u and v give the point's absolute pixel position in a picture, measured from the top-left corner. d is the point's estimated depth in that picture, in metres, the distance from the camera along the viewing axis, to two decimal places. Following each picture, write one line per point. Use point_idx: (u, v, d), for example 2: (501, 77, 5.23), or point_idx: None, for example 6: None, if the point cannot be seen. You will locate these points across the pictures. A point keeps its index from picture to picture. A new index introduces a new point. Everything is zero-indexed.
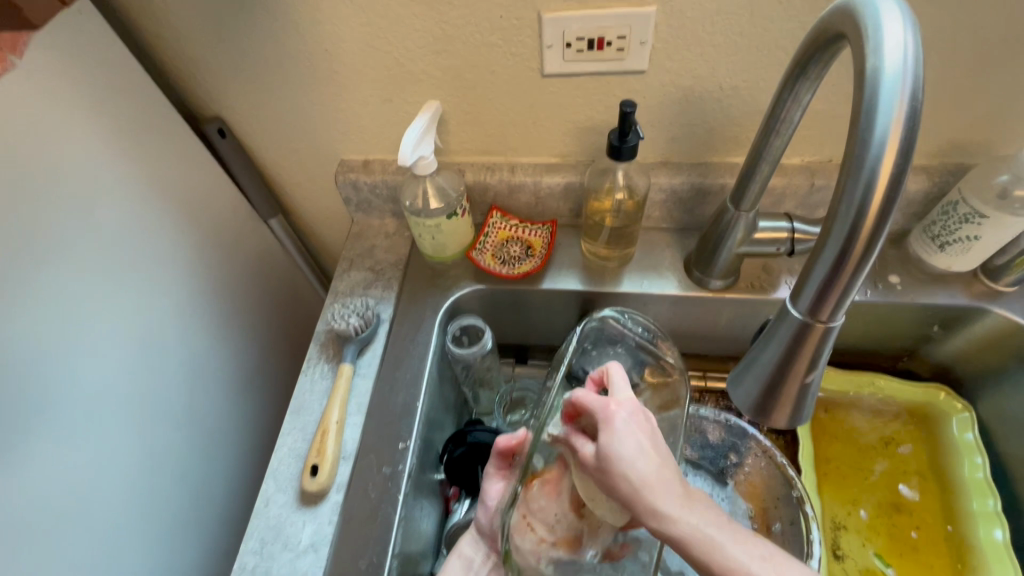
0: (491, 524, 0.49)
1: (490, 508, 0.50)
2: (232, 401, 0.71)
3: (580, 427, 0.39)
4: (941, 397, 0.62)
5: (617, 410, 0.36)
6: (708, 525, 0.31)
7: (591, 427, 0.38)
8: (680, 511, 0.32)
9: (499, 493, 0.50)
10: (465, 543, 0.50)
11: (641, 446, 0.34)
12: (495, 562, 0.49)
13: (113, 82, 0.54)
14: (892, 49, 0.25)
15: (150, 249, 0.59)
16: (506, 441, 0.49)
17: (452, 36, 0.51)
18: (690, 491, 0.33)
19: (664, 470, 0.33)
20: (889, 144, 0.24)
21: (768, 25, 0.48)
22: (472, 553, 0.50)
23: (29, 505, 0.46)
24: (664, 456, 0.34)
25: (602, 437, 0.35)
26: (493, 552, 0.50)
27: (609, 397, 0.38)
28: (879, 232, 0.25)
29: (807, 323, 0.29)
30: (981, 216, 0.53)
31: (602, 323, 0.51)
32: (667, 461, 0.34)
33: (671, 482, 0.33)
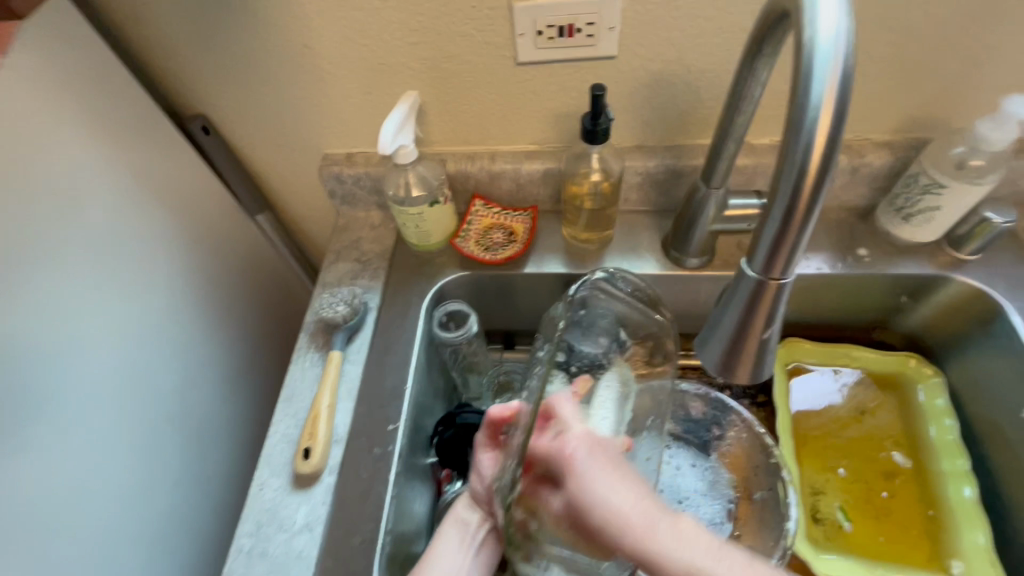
0: (486, 490, 0.51)
1: (484, 476, 0.52)
2: (223, 394, 0.73)
3: (541, 479, 0.40)
4: (912, 364, 0.65)
5: (575, 452, 0.38)
6: (686, 544, 0.34)
7: (552, 476, 0.40)
8: (657, 533, 0.35)
9: (491, 463, 0.52)
10: (461, 507, 0.52)
11: (610, 482, 0.37)
12: (490, 528, 0.51)
13: (96, 82, 0.55)
14: (826, 19, 0.27)
15: (139, 245, 0.60)
16: (500, 411, 0.52)
17: (427, 27, 0.53)
18: (660, 510, 0.36)
19: (638, 501, 0.36)
20: (824, 108, 0.26)
21: (730, 8, 0.50)
22: (467, 515, 0.52)
23: (27, 495, 0.47)
24: (636, 486, 0.37)
25: (573, 487, 0.37)
26: (489, 517, 0.51)
27: (564, 441, 0.39)
28: (820, 190, 0.27)
29: (762, 281, 0.31)
30: (941, 186, 0.55)
31: (601, 286, 0.50)
32: (637, 489, 0.37)
33: (646, 509, 0.36)
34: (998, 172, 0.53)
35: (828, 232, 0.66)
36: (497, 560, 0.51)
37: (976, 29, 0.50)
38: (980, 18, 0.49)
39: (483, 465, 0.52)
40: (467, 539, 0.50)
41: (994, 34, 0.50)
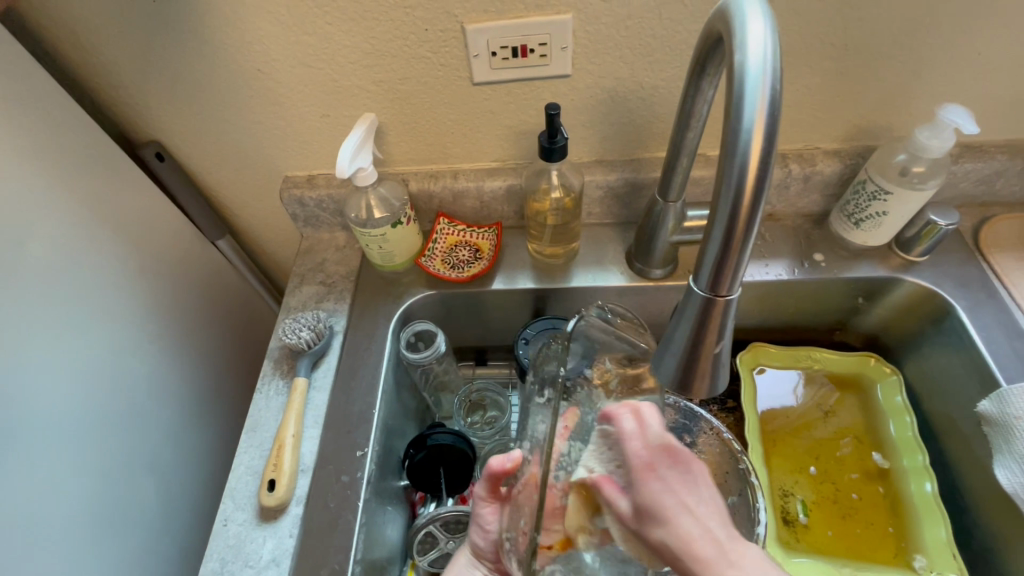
0: (488, 547, 0.50)
1: (487, 532, 0.50)
2: (186, 425, 0.70)
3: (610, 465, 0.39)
4: (871, 363, 0.67)
5: (635, 445, 0.38)
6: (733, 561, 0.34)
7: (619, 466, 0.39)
8: (707, 549, 0.34)
9: (491, 517, 0.50)
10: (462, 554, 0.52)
11: (676, 489, 0.36)
12: None
13: (42, 113, 0.53)
14: (754, 45, 0.28)
15: (91, 276, 0.58)
16: (500, 463, 0.47)
17: (381, 50, 0.53)
18: (715, 532, 0.35)
19: (695, 513, 0.35)
20: (756, 131, 0.27)
21: (677, 27, 0.51)
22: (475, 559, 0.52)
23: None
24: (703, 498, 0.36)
25: (639, 481, 0.37)
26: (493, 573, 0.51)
27: (632, 435, 0.39)
28: (757, 210, 0.28)
29: (711, 298, 0.31)
30: (886, 192, 0.57)
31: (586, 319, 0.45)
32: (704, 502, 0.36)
33: (701, 524, 0.35)
34: (939, 177, 0.55)
35: (785, 239, 0.68)
36: None
37: (913, 42, 0.52)
38: (915, 33, 0.52)
39: (485, 519, 0.50)
40: None
41: (929, 47, 0.53)
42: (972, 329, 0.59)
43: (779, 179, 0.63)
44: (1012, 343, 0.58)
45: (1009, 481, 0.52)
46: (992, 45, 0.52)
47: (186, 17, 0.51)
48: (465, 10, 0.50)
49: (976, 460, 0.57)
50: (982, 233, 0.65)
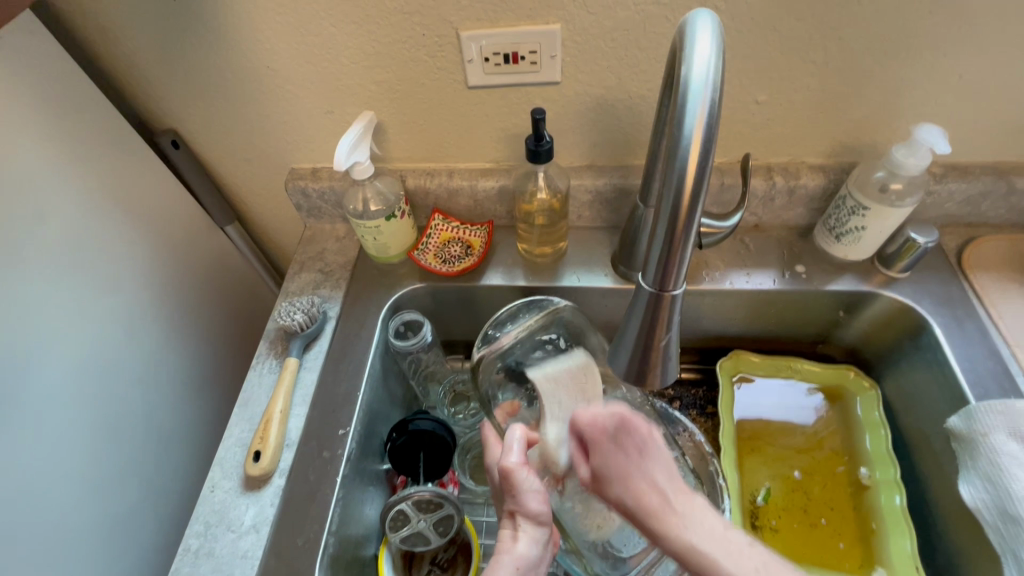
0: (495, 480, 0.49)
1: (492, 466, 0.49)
2: (187, 397, 0.74)
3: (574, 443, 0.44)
4: (850, 376, 0.68)
5: (599, 424, 0.42)
6: (702, 533, 0.37)
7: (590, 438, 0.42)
8: (676, 521, 0.37)
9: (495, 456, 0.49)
10: (522, 542, 0.43)
11: (626, 457, 0.40)
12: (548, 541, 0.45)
13: (70, 98, 0.57)
14: (699, 59, 0.30)
15: (102, 250, 0.62)
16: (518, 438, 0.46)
17: (381, 53, 0.56)
18: (677, 501, 0.39)
19: (652, 481, 0.39)
20: (694, 142, 0.29)
21: (662, 40, 0.53)
22: (530, 568, 0.44)
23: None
24: (651, 466, 0.40)
25: (597, 461, 0.41)
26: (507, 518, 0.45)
27: (595, 424, 0.42)
28: (695, 212, 0.31)
29: (658, 294, 0.34)
30: (865, 208, 0.59)
31: (489, 332, 0.56)
32: (653, 467, 0.40)
33: (664, 496, 0.39)
34: (916, 195, 0.57)
35: (770, 250, 0.69)
36: (537, 553, 0.44)
37: (894, 62, 0.54)
38: (896, 54, 0.53)
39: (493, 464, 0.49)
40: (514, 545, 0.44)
41: (912, 68, 0.54)
42: (947, 346, 0.60)
43: (763, 191, 0.65)
44: (988, 363, 0.58)
45: (972, 497, 0.52)
46: (973, 67, 0.53)
47: (203, 14, 0.54)
48: (460, 18, 0.53)
49: (945, 474, 0.58)
50: (965, 253, 0.66)
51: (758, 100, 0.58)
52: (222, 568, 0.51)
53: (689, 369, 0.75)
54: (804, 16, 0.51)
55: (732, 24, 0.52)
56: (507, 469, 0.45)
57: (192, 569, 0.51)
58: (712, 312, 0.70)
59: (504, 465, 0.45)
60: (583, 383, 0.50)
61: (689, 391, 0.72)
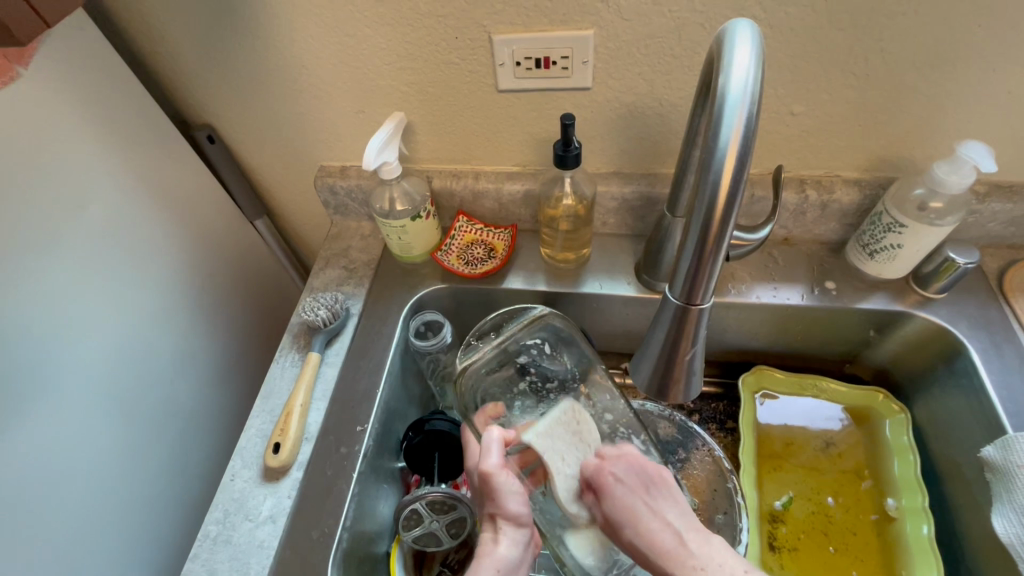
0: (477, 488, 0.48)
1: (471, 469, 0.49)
2: (212, 385, 0.76)
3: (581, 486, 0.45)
4: (879, 399, 0.66)
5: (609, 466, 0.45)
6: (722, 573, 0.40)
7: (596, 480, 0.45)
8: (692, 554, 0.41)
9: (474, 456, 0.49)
10: (503, 545, 0.45)
11: (639, 498, 0.44)
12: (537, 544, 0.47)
13: (112, 92, 0.59)
14: (738, 70, 0.29)
15: (136, 238, 0.63)
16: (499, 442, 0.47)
17: (413, 54, 0.56)
18: (696, 535, 0.42)
19: (666, 524, 0.43)
20: (729, 153, 0.29)
21: (696, 48, 0.52)
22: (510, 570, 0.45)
23: (7, 478, 0.49)
24: (664, 512, 0.44)
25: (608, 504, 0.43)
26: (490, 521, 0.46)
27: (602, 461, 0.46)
28: (727, 225, 0.30)
29: (685, 307, 0.34)
30: (901, 225, 0.57)
31: (472, 341, 0.57)
32: (665, 509, 0.44)
33: (679, 537, 0.42)
34: (957, 215, 0.55)
35: (799, 264, 0.67)
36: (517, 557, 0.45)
37: (938, 77, 0.52)
38: (941, 68, 0.51)
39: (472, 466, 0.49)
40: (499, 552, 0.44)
41: (958, 82, 0.52)
42: (984, 372, 0.58)
43: (795, 204, 0.64)
44: None
45: (1005, 531, 0.50)
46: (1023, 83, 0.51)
47: (243, 14, 0.55)
48: (493, 22, 0.53)
49: (977, 504, 0.56)
50: (1006, 277, 0.63)
51: (793, 111, 0.57)
52: (239, 557, 0.52)
53: (711, 383, 0.74)
54: (845, 26, 0.49)
55: (770, 33, 0.51)
56: (486, 473, 0.45)
57: (210, 555, 0.52)
58: (736, 325, 0.69)
59: (483, 468, 0.45)
60: (580, 430, 0.47)
61: (709, 404, 0.71)
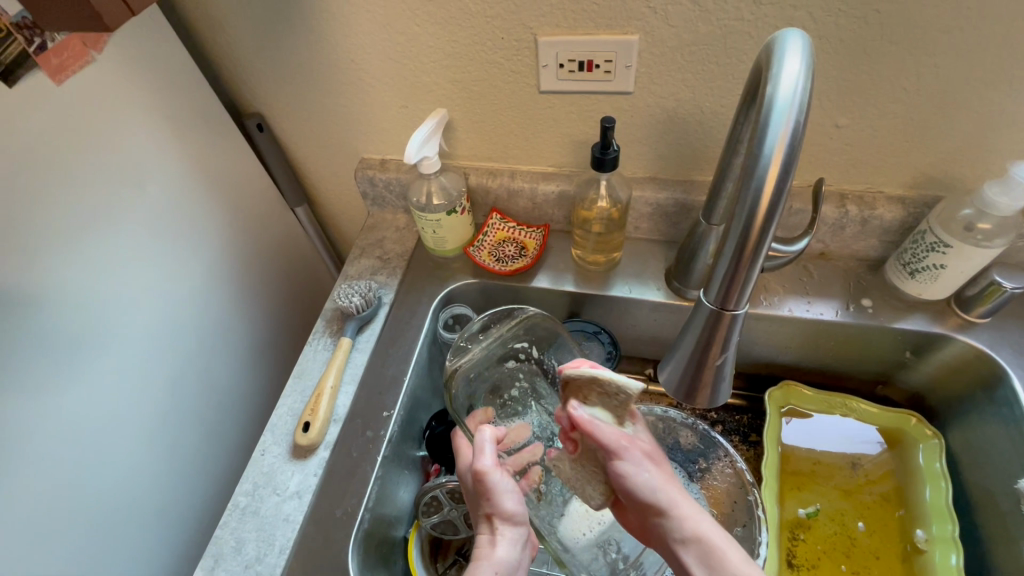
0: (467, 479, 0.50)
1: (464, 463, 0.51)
2: (248, 363, 0.79)
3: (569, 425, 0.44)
4: (912, 422, 0.64)
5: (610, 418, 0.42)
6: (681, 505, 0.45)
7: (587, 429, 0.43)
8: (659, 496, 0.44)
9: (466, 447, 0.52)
10: (500, 546, 0.45)
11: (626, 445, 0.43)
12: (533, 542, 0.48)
13: (174, 77, 0.62)
14: (787, 79, 0.30)
15: (186, 218, 0.66)
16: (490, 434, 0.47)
17: (460, 53, 0.58)
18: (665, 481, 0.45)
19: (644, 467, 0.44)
20: (774, 160, 0.29)
21: (742, 57, 0.52)
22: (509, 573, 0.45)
23: (60, 438, 0.52)
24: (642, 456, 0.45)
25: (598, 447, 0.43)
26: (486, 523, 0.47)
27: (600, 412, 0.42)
28: (767, 232, 0.30)
29: (719, 311, 0.34)
30: (945, 245, 0.55)
31: (460, 344, 0.54)
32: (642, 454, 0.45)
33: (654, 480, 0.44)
34: (1006, 237, 0.53)
35: (834, 280, 0.66)
36: (515, 559, 0.45)
37: (995, 95, 0.50)
38: (998, 85, 0.50)
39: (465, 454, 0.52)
40: (495, 548, 0.45)
41: (1016, 101, 0.50)
42: None
43: (834, 219, 0.62)
44: None
45: None
46: None
47: (300, 8, 0.58)
48: (540, 24, 0.54)
49: (1011, 537, 0.54)
50: None
51: (838, 124, 0.56)
52: (266, 528, 0.54)
53: (735, 395, 0.73)
54: (898, 40, 0.48)
55: (819, 44, 0.50)
56: (480, 472, 0.45)
57: (238, 524, 0.54)
58: (765, 338, 0.68)
59: (477, 467, 0.45)
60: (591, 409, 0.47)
61: (733, 416, 0.70)
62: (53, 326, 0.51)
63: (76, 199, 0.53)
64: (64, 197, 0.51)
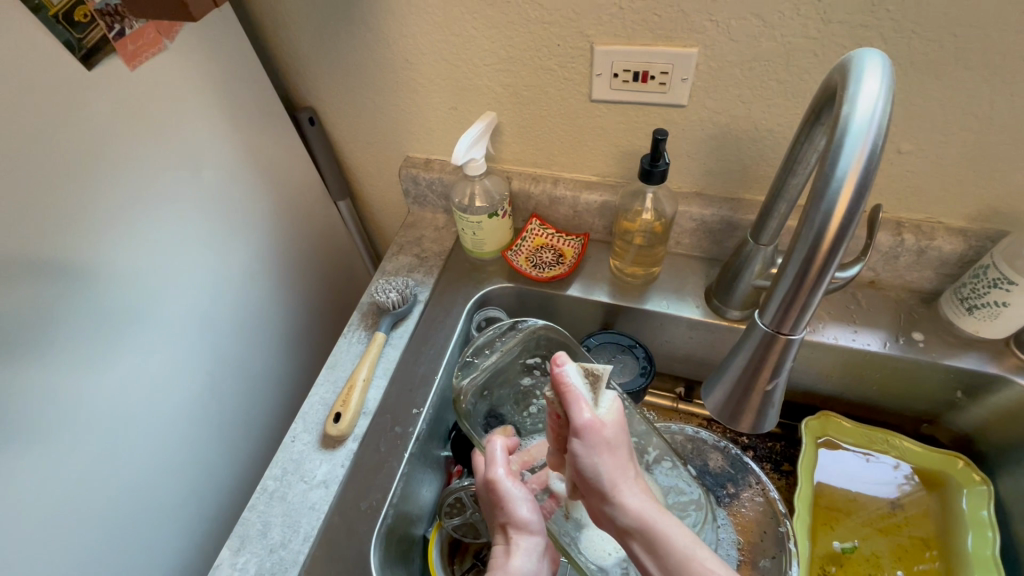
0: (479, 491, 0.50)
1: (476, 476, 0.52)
2: (282, 349, 0.80)
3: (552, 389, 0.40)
4: (958, 465, 0.61)
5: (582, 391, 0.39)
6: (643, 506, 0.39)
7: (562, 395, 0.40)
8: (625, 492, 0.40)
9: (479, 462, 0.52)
10: (516, 556, 0.44)
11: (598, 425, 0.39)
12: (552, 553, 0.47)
13: (237, 69, 0.64)
14: (864, 100, 0.29)
15: (236, 204, 0.68)
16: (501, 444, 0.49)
17: (514, 58, 0.58)
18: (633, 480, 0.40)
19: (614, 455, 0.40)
20: (847, 182, 0.28)
21: (804, 75, 0.51)
22: None
23: (105, 409, 0.54)
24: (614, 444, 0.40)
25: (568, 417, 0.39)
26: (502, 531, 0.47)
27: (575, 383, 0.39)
28: (834, 256, 0.29)
29: (773, 334, 0.33)
30: (1009, 281, 0.53)
31: (467, 358, 0.56)
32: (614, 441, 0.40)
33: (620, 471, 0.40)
34: None
35: (883, 310, 0.64)
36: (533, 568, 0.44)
37: None
38: None
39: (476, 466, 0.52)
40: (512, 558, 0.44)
41: None
42: None
43: (888, 247, 0.60)
44: None
45: None
46: None
47: (361, 7, 0.59)
48: (597, 32, 0.53)
49: None
50: None
51: (900, 149, 0.54)
52: (291, 514, 0.54)
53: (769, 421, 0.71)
54: (974, 65, 0.46)
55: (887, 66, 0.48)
56: (491, 481, 0.47)
57: (265, 508, 0.55)
58: (805, 366, 0.66)
59: (489, 476, 0.47)
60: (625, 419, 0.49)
61: (765, 443, 0.68)
62: (108, 301, 0.53)
63: (138, 181, 0.55)
64: (127, 177, 0.53)
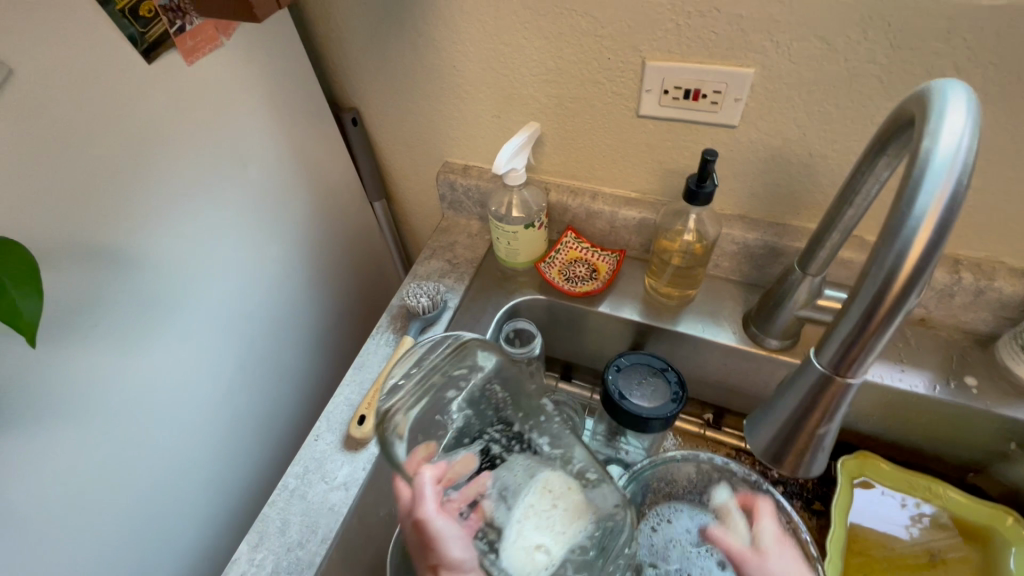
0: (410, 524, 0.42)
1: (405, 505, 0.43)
2: (310, 346, 0.81)
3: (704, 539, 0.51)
4: (1008, 522, 0.56)
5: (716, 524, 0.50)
6: None
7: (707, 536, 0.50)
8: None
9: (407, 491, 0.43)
10: None
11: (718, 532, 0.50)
12: None
13: (288, 68, 0.64)
14: (948, 136, 0.27)
15: (277, 201, 0.69)
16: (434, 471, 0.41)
17: (562, 70, 0.57)
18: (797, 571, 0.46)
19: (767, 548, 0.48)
20: (926, 219, 0.26)
21: (865, 102, 0.49)
22: None
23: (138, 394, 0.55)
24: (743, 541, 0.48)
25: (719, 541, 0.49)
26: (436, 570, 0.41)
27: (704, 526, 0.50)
28: (905, 297, 0.28)
29: (830, 376, 0.31)
30: None
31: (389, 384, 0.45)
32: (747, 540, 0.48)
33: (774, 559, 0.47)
34: None
35: (933, 351, 0.61)
36: None
37: None
38: None
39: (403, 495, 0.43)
40: None
41: None
42: None
43: (944, 284, 0.57)
44: None
45: None
46: None
47: (414, 13, 0.59)
48: (651, 47, 0.52)
49: None
50: None
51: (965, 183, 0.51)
52: (310, 514, 0.54)
53: None
54: None
55: None
56: (422, 520, 0.40)
57: (285, 505, 0.55)
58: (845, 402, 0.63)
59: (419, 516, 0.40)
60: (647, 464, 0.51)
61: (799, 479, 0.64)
62: (150, 290, 0.54)
63: (187, 173, 0.56)
64: (177, 168, 0.54)
